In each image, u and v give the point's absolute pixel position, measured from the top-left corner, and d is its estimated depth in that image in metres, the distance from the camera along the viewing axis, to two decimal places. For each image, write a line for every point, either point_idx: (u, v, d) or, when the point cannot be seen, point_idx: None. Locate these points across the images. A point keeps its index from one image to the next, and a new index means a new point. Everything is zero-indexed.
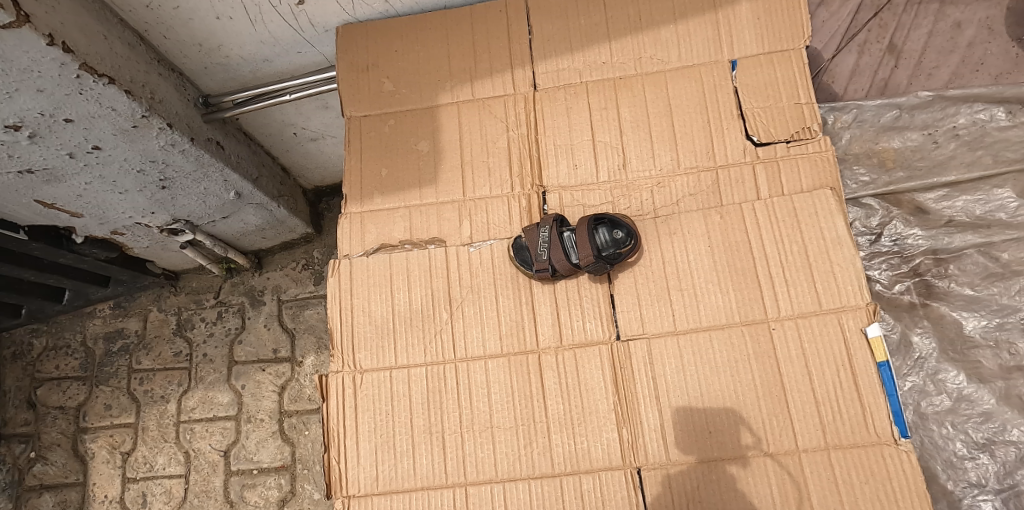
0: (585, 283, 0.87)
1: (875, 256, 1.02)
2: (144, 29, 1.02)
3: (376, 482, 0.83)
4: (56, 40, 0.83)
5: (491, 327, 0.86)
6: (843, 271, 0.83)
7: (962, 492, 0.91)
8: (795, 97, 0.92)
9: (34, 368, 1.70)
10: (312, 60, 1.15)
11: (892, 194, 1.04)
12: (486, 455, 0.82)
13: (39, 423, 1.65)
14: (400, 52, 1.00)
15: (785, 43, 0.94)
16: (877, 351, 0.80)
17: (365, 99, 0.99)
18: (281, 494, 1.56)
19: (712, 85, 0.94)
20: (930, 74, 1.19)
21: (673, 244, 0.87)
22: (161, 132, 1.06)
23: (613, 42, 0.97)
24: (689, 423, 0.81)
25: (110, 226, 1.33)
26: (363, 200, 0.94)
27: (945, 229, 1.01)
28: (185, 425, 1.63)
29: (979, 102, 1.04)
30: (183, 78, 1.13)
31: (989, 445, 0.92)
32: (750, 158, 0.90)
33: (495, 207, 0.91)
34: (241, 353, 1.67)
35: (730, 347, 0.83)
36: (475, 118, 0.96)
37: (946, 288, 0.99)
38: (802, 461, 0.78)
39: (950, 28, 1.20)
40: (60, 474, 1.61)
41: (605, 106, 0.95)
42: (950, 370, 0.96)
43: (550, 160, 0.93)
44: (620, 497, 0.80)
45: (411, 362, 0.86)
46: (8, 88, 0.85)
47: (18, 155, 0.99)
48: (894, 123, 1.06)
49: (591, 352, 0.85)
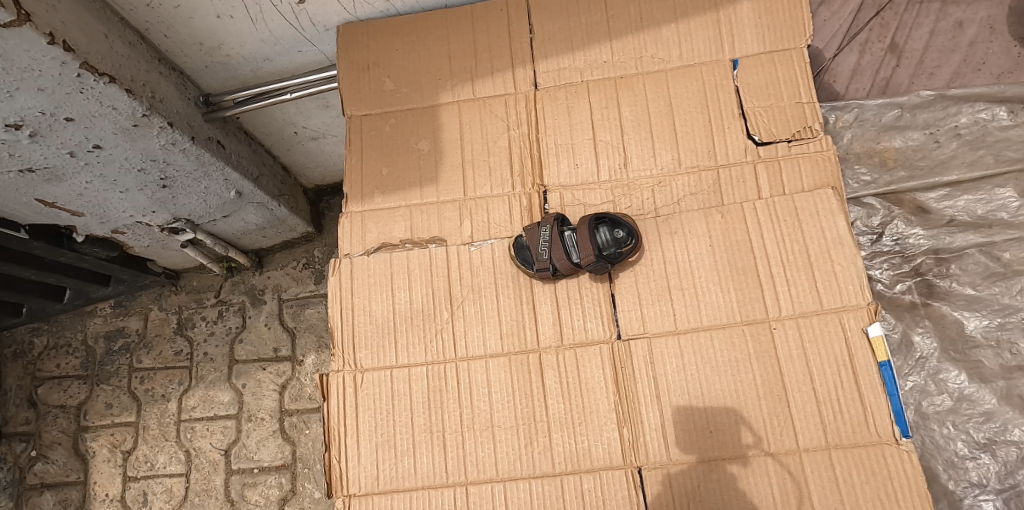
0: (585, 283, 0.87)
1: (876, 255, 1.02)
2: (145, 28, 1.02)
3: (377, 481, 0.83)
4: (56, 39, 0.83)
5: (492, 327, 0.86)
6: (844, 271, 0.83)
7: (962, 492, 0.91)
8: (796, 97, 0.92)
9: (34, 367, 1.70)
10: (312, 59, 1.15)
11: (893, 194, 1.03)
12: (486, 454, 0.82)
13: (40, 422, 1.65)
14: (400, 52, 1.00)
15: (786, 43, 0.94)
16: (879, 351, 0.80)
17: (365, 98, 0.99)
18: (281, 493, 1.56)
19: (713, 84, 0.93)
20: (931, 74, 1.19)
21: (674, 244, 0.86)
22: (161, 131, 1.06)
23: (614, 41, 0.97)
24: (689, 423, 0.81)
25: (110, 226, 1.33)
26: (363, 199, 0.94)
27: (946, 229, 1.01)
28: (185, 424, 1.63)
29: (981, 101, 1.03)
30: (183, 77, 1.13)
31: (990, 445, 0.92)
32: (751, 158, 0.90)
33: (495, 207, 0.91)
34: (242, 352, 1.67)
35: (731, 346, 0.83)
36: (476, 117, 0.96)
37: (947, 288, 0.99)
38: (802, 460, 0.78)
39: (952, 27, 1.20)
40: (60, 472, 1.61)
41: (606, 106, 0.94)
42: (951, 370, 0.95)
43: (551, 159, 0.93)
44: (620, 497, 0.80)
45: (412, 362, 0.86)
46: (8, 88, 0.85)
47: (18, 154, 0.99)
48: (895, 123, 1.06)
49: (592, 351, 0.85)
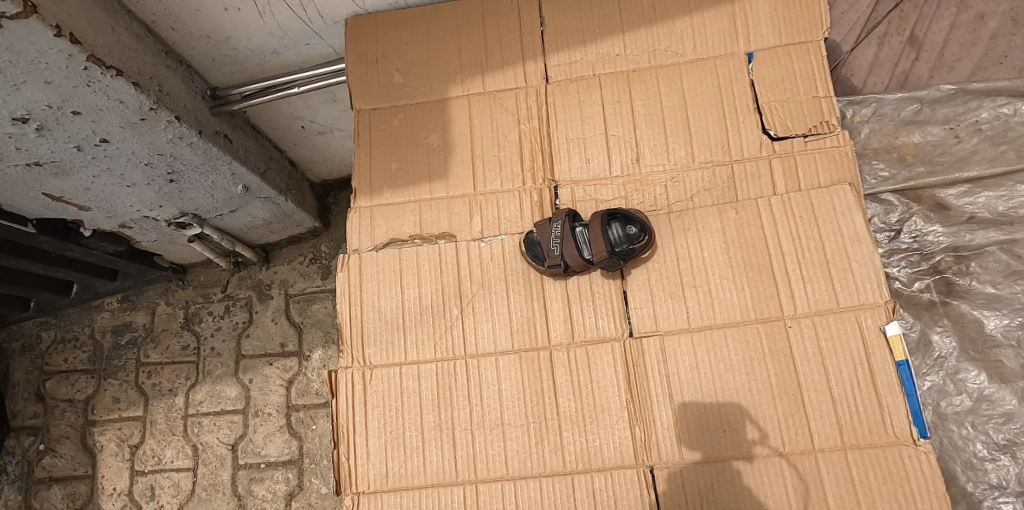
0: (597, 279, 0.86)
1: (893, 253, 1.01)
2: (152, 20, 1.01)
3: (387, 479, 0.83)
4: (63, 32, 0.82)
5: (502, 323, 0.85)
6: (861, 268, 0.82)
7: (981, 494, 0.90)
8: (813, 91, 0.90)
9: (42, 361, 1.70)
10: (320, 53, 1.14)
11: (912, 190, 1.02)
12: (497, 452, 0.81)
13: (48, 416, 1.66)
14: (409, 45, 0.99)
15: (803, 35, 0.92)
16: (896, 350, 0.79)
17: (375, 92, 0.98)
18: (288, 488, 1.56)
19: (728, 78, 0.92)
20: (952, 67, 1.18)
21: (688, 240, 0.85)
22: (169, 125, 1.05)
23: (627, 34, 0.96)
24: (702, 422, 0.80)
25: (118, 220, 1.33)
26: (372, 194, 0.93)
27: (966, 225, 0.99)
28: (192, 419, 1.63)
29: (1003, 96, 1.01)
30: (190, 70, 1.12)
31: (1010, 446, 0.90)
32: (766, 153, 0.88)
33: (506, 202, 0.90)
34: (249, 347, 1.66)
35: (745, 344, 0.81)
36: (486, 111, 0.95)
37: (967, 286, 0.98)
38: (817, 461, 0.77)
39: (973, 20, 1.18)
40: (69, 466, 1.62)
41: (618, 100, 0.93)
42: (970, 369, 0.94)
43: (562, 154, 0.92)
44: (632, 496, 0.79)
45: (422, 358, 0.85)
46: (15, 81, 0.84)
47: (25, 148, 0.99)
48: (915, 117, 1.03)
49: (604, 349, 0.83)
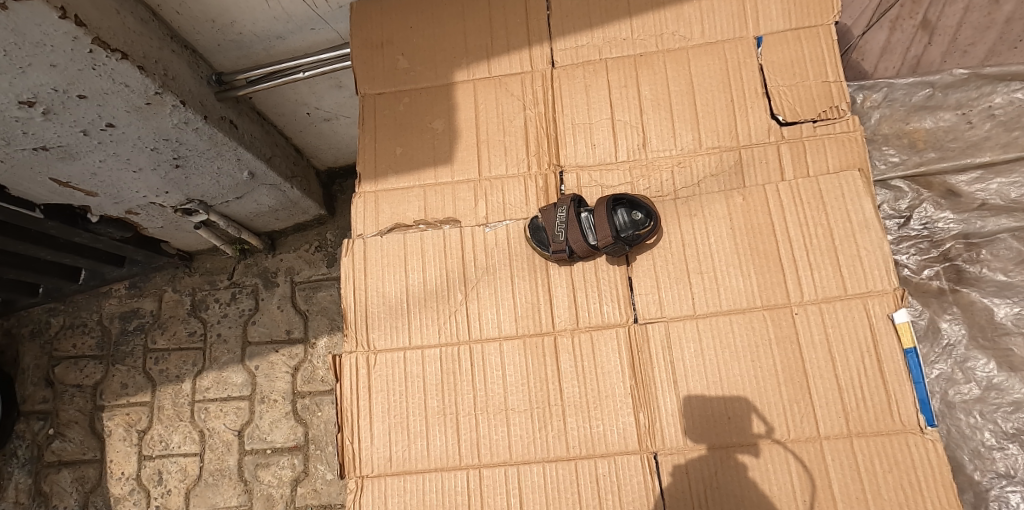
0: (602, 265, 0.85)
1: (903, 240, 1.00)
2: (157, 4, 1.01)
3: (390, 462, 0.83)
4: (67, 14, 0.82)
5: (506, 309, 0.85)
6: (869, 255, 0.81)
7: (988, 483, 0.89)
8: (822, 75, 0.88)
9: (51, 347, 1.72)
10: (326, 37, 1.13)
11: (922, 176, 1.01)
12: (500, 437, 0.81)
13: (57, 400, 1.67)
14: (415, 29, 0.98)
15: (814, 19, 0.90)
16: (905, 336, 0.78)
17: (380, 77, 0.97)
18: (294, 473, 1.57)
19: (736, 63, 0.91)
20: (965, 51, 1.24)
21: (694, 226, 0.84)
22: (174, 109, 1.05)
23: (634, 18, 0.94)
24: (706, 411, 0.80)
25: (125, 206, 1.33)
26: (377, 178, 0.93)
27: (977, 212, 0.98)
28: (199, 404, 1.64)
29: (1017, 81, 1.01)
30: (196, 55, 1.12)
31: (1018, 435, 0.90)
32: (775, 138, 0.87)
33: (511, 187, 0.89)
34: (254, 334, 1.67)
35: (751, 331, 0.81)
36: (492, 95, 0.94)
37: (977, 274, 0.97)
38: (823, 448, 0.76)
39: (988, 3, 1.19)
40: (77, 451, 1.64)
41: (625, 85, 0.92)
42: (979, 358, 0.93)
43: (568, 139, 0.91)
44: (635, 482, 0.79)
45: (425, 343, 0.85)
46: (20, 63, 0.84)
47: (32, 132, 0.99)
48: (927, 102, 1.03)
49: (607, 335, 0.83)
